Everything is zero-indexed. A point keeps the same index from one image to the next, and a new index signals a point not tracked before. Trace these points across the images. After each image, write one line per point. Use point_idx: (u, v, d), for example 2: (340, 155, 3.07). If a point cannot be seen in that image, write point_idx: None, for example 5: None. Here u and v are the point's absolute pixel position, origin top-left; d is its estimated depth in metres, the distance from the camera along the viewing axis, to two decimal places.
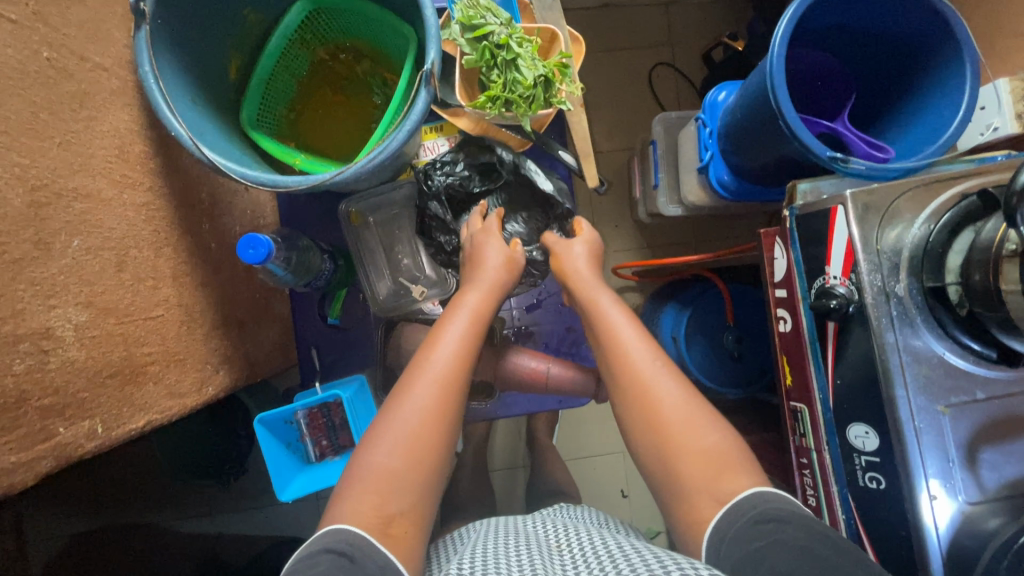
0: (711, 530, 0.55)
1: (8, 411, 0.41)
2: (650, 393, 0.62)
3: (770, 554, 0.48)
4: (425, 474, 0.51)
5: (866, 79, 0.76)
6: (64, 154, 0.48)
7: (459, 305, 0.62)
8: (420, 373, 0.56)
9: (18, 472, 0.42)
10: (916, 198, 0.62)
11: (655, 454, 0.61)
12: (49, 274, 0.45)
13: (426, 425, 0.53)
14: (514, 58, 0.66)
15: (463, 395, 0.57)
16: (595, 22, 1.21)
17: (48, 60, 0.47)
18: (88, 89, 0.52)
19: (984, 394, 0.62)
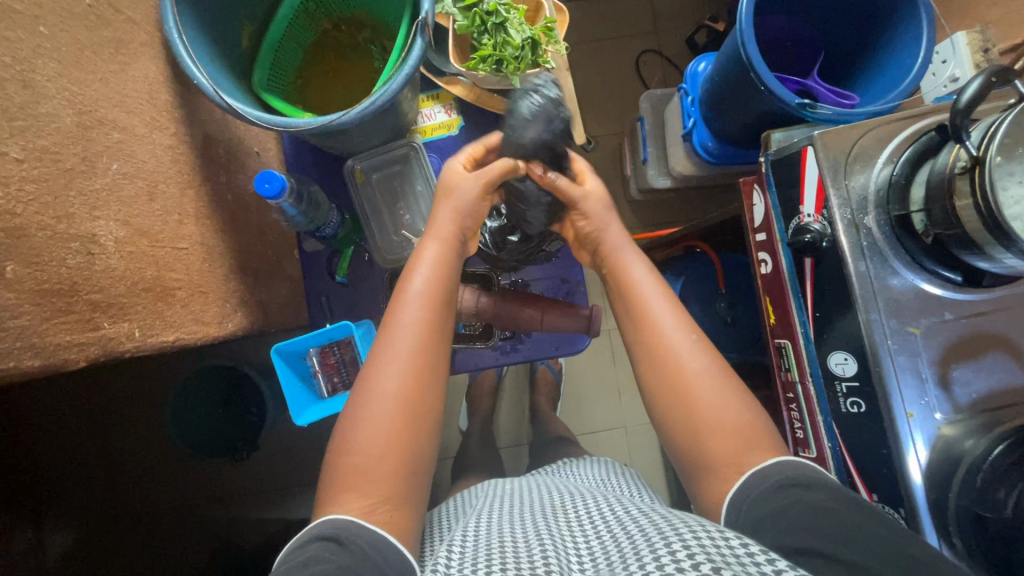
0: (733, 494, 0.56)
1: (61, 293, 0.39)
2: (679, 369, 0.62)
3: (790, 513, 0.50)
4: (403, 462, 0.56)
5: (834, 40, 0.83)
6: (106, 90, 0.46)
7: (417, 268, 0.64)
8: (395, 338, 0.60)
9: (71, 349, 0.40)
10: (878, 136, 0.68)
11: (672, 406, 0.62)
12: (94, 188, 0.43)
13: (397, 410, 0.57)
14: (502, 21, 0.69)
15: (434, 378, 0.60)
16: (587, 19, 1.44)
17: (89, 7, 0.45)
18: (123, 38, 0.49)
19: (952, 314, 0.66)
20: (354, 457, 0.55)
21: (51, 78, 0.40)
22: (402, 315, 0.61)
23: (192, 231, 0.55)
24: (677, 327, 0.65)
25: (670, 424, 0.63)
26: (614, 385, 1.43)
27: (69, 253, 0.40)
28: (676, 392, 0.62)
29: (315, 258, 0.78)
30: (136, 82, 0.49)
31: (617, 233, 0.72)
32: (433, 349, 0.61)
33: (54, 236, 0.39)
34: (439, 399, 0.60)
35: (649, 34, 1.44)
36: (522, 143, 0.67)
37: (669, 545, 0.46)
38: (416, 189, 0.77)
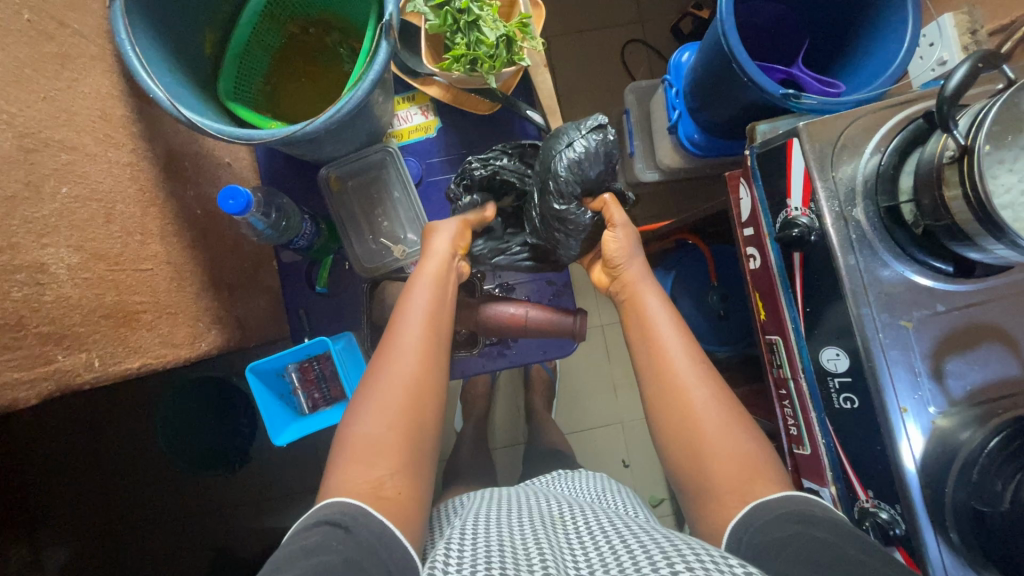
0: (735, 524, 0.56)
1: (8, 332, 0.38)
2: (683, 396, 0.64)
3: (793, 544, 0.49)
4: (409, 446, 0.56)
5: (819, 26, 0.81)
6: (51, 109, 0.44)
7: (418, 273, 0.66)
8: (400, 330, 0.62)
9: (23, 388, 0.39)
10: (865, 125, 0.66)
11: (677, 430, 0.63)
12: (41, 215, 0.41)
13: (405, 395, 0.58)
14: (475, 20, 0.66)
15: (438, 370, 0.61)
16: (569, 10, 1.41)
17: (29, 23, 0.43)
18: (69, 53, 0.46)
19: (944, 306, 0.64)
20: (363, 440, 0.55)
21: None
22: (407, 309, 0.63)
23: (157, 251, 0.53)
24: (687, 351, 0.67)
25: (674, 446, 0.64)
26: (609, 381, 1.42)
27: (14, 286, 0.38)
28: (683, 422, 0.63)
29: (293, 269, 0.76)
30: (86, 98, 0.47)
31: (637, 268, 0.74)
32: (434, 361, 0.61)
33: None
34: (441, 392, 0.61)
35: (633, 24, 1.42)
36: (590, 178, 0.68)
37: (670, 564, 0.45)
38: (394, 195, 0.75)
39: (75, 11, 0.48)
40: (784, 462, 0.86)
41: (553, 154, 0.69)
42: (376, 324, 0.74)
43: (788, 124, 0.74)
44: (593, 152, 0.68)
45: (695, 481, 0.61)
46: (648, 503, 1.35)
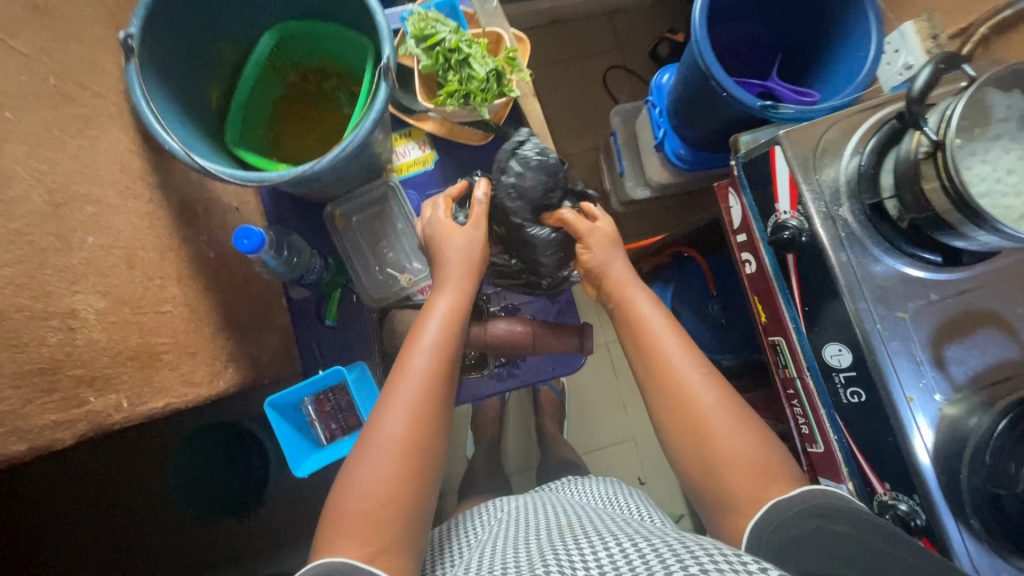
0: (753, 525, 0.56)
1: (43, 375, 0.40)
2: (696, 401, 0.64)
3: (811, 537, 0.50)
4: (402, 512, 0.54)
5: (790, 41, 0.86)
6: (77, 166, 0.46)
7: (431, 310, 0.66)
8: (402, 383, 0.60)
9: (59, 430, 0.42)
10: (841, 128, 0.69)
11: (687, 435, 0.64)
12: (70, 264, 0.43)
13: (401, 455, 0.56)
14: (465, 58, 0.71)
15: (436, 429, 0.59)
16: (552, 44, 1.48)
17: (55, 87, 0.46)
18: (90, 113, 0.49)
19: (938, 295, 0.66)
20: (355, 503, 0.53)
21: (20, 159, 0.41)
22: (412, 358, 0.62)
23: (175, 293, 0.54)
24: (686, 357, 0.68)
25: (687, 451, 0.64)
26: (619, 398, 1.42)
27: (48, 331, 0.41)
28: (694, 426, 0.64)
29: (302, 306, 0.78)
30: (107, 153, 0.50)
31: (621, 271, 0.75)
32: (432, 416, 0.60)
33: (32, 316, 0.40)
34: (437, 453, 0.59)
35: (613, 52, 1.48)
36: (532, 195, 0.73)
37: (683, 567, 0.45)
38: (397, 227, 0.76)
39: (94, 74, 0.51)
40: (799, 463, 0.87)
41: (500, 185, 0.76)
42: (387, 353, 0.75)
43: (768, 134, 0.78)
44: (526, 172, 0.73)
45: (711, 485, 0.62)
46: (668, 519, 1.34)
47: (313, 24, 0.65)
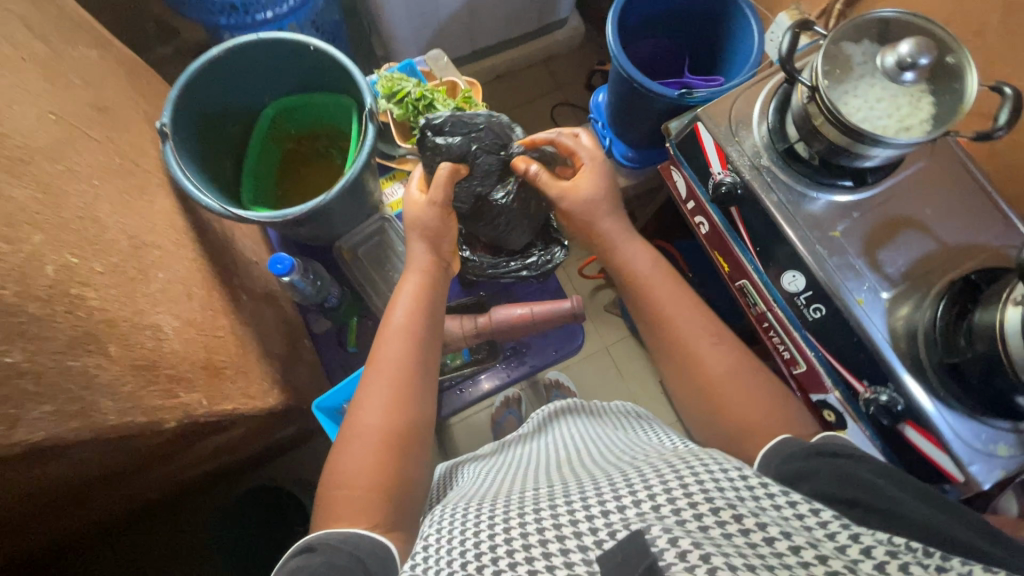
0: (764, 452, 0.58)
1: (149, 370, 0.51)
2: (674, 327, 0.71)
3: (821, 476, 0.52)
4: (385, 491, 0.59)
5: (693, 45, 1.04)
6: (144, 221, 0.58)
7: (399, 293, 0.73)
8: (376, 370, 0.66)
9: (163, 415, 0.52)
10: (747, 99, 0.84)
11: (681, 362, 0.70)
12: (151, 292, 0.54)
13: (379, 440, 0.61)
14: (431, 102, 0.86)
15: (412, 410, 0.65)
16: (500, 95, 1.69)
17: (119, 165, 0.59)
18: (143, 184, 0.62)
19: (859, 212, 0.78)
20: (341, 488, 0.58)
21: (109, 215, 0.53)
22: (383, 343, 0.68)
23: (224, 323, 0.65)
24: (681, 306, 0.72)
25: (681, 383, 0.70)
26: (627, 394, 1.50)
27: (146, 338, 0.51)
28: (680, 351, 0.70)
29: (325, 336, 0.89)
30: (160, 213, 0.62)
31: (617, 231, 0.78)
32: (406, 398, 0.65)
33: (133, 325, 0.50)
34: (418, 434, 0.64)
35: (555, 92, 1.69)
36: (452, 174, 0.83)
37: (681, 481, 0.42)
38: (398, 251, 0.86)
39: (141, 156, 0.64)
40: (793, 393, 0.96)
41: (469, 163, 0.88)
42: None
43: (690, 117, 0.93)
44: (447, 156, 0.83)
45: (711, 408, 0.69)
46: None
47: (303, 97, 0.80)
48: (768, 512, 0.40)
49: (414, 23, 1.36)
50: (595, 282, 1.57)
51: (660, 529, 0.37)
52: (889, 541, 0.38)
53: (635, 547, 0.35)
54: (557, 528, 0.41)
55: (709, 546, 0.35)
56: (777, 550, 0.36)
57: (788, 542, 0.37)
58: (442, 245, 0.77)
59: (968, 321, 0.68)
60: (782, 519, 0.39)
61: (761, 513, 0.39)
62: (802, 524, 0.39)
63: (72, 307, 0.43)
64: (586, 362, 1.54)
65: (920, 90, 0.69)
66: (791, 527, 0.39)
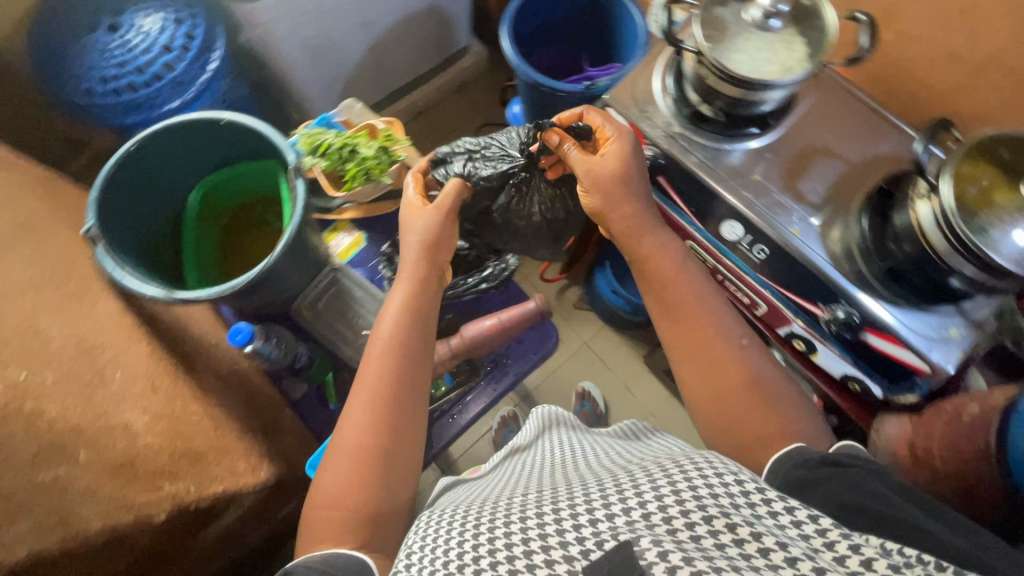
0: (774, 459, 0.59)
1: (123, 467, 0.59)
2: (673, 272, 0.74)
3: (831, 483, 0.51)
4: (366, 507, 0.61)
5: (587, 40, 1.10)
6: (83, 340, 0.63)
7: (388, 304, 0.74)
8: (361, 384, 0.68)
9: (148, 505, 0.60)
10: (646, 76, 0.90)
11: (689, 323, 0.71)
12: (111, 396, 0.61)
13: (360, 457, 0.63)
14: (355, 146, 0.87)
15: (396, 425, 0.66)
16: (423, 132, 1.74)
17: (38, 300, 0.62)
18: (71, 309, 0.64)
19: (772, 153, 0.84)
20: (325, 509, 0.61)
21: (57, 340, 0.61)
22: (369, 359, 0.69)
23: (197, 410, 0.67)
24: (672, 259, 0.76)
25: (676, 342, 0.71)
26: (618, 382, 1.53)
27: (116, 438, 0.59)
28: (685, 308, 0.72)
29: (304, 401, 0.88)
30: (99, 328, 0.65)
31: (641, 211, 0.78)
32: (390, 411, 0.66)
33: (99, 425, 0.59)
34: (403, 452, 0.65)
35: (475, 116, 1.76)
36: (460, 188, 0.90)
37: (670, 482, 0.45)
38: (359, 297, 0.86)
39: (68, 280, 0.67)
40: (765, 334, 1.03)
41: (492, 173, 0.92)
42: None
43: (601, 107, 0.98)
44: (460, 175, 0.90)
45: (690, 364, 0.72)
46: None
47: (230, 170, 0.81)
48: (764, 522, 0.41)
49: (322, 81, 1.39)
50: (561, 283, 1.61)
51: (648, 539, 0.39)
52: (888, 551, 0.40)
53: (621, 558, 0.38)
54: (544, 535, 0.43)
55: (699, 560, 0.37)
56: (771, 561, 0.38)
57: (784, 554, 0.38)
58: (438, 252, 0.78)
59: (891, 227, 0.74)
60: (777, 527, 0.41)
61: (757, 522, 0.41)
62: (799, 533, 0.41)
63: (28, 421, 0.55)
64: (573, 362, 1.56)
65: (791, 35, 0.76)
66: (788, 537, 0.40)
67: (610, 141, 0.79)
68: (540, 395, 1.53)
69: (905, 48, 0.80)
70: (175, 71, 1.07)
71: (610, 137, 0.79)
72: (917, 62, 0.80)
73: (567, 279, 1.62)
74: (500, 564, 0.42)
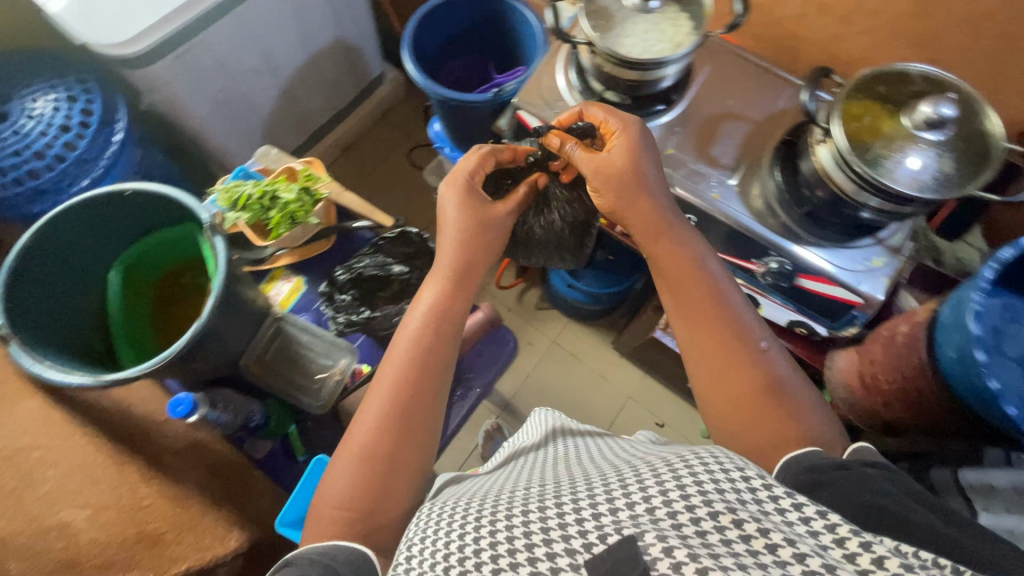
0: (786, 460, 0.55)
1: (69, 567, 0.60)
2: (674, 227, 0.72)
3: (845, 483, 0.48)
4: (370, 503, 0.60)
5: (491, 48, 1.12)
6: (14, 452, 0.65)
7: (419, 301, 0.72)
8: (381, 377, 0.67)
9: None
10: (549, 74, 0.92)
11: (702, 275, 0.69)
12: (49, 497, 0.63)
13: (369, 453, 0.62)
14: (275, 193, 0.86)
15: (408, 422, 0.64)
16: (354, 165, 1.73)
17: None
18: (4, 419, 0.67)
19: (681, 125, 0.87)
20: (330, 504, 0.60)
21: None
22: (394, 353, 0.68)
23: (150, 491, 0.67)
24: (673, 214, 0.74)
25: (676, 292, 0.69)
26: (593, 372, 1.54)
27: (53, 540, 0.61)
28: (683, 264, 0.70)
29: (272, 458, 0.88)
30: (33, 432, 0.67)
31: (654, 178, 0.74)
32: (402, 412, 0.64)
33: (35, 532, 0.61)
34: (417, 449, 0.64)
35: (404, 140, 1.76)
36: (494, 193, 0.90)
37: (675, 478, 0.43)
38: (305, 342, 0.84)
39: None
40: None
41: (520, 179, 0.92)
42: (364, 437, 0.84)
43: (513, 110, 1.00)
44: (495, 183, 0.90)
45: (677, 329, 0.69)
46: (704, 437, 1.46)
47: (148, 242, 0.78)
48: (770, 518, 0.39)
49: (239, 134, 1.37)
50: (519, 287, 1.62)
51: (653, 534, 0.38)
52: (900, 552, 0.36)
53: (623, 553, 0.37)
54: (545, 527, 0.42)
55: (705, 556, 0.36)
56: (779, 558, 0.35)
57: (792, 551, 0.36)
58: (485, 234, 0.76)
59: (800, 175, 0.78)
60: (784, 525, 0.38)
61: (764, 518, 0.39)
62: (807, 532, 0.38)
63: None
64: (546, 362, 1.56)
65: (674, 12, 0.79)
66: (795, 534, 0.37)
67: (616, 135, 0.75)
68: (520, 401, 1.52)
69: (780, 8, 0.85)
70: (77, 150, 1.03)
71: (615, 131, 0.75)
72: (793, 19, 0.85)
73: (524, 281, 1.63)
74: (502, 555, 0.41)
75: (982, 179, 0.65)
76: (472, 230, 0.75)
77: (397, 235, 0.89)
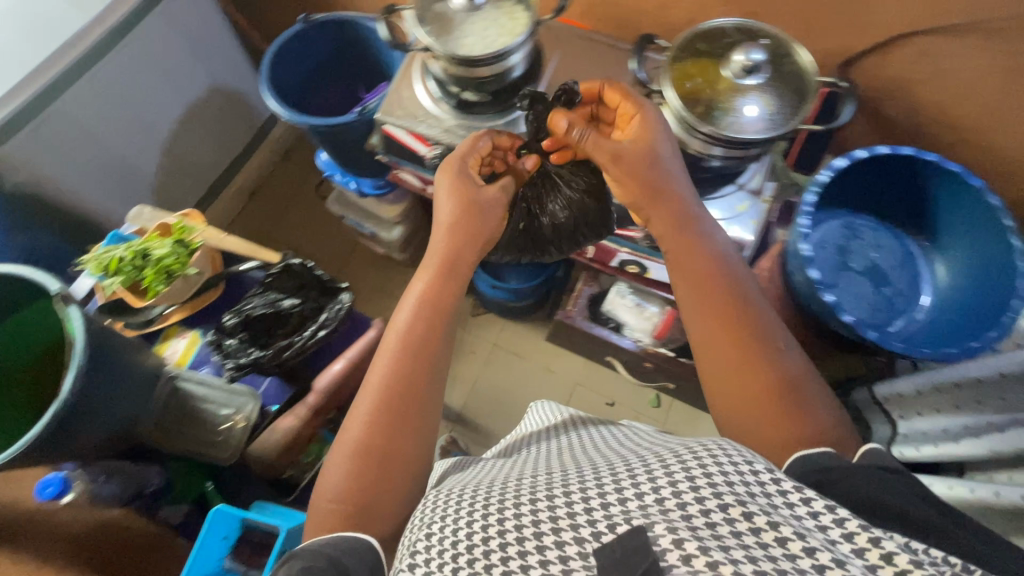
0: (794, 458, 0.49)
1: None
2: (677, 186, 0.66)
3: (861, 484, 0.44)
4: (361, 507, 0.55)
5: (358, 70, 1.12)
6: None
7: (408, 292, 0.65)
8: (375, 365, 0.61)
9: None
10: (408, 86, 0.93)
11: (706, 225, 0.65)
12: None
13: (363, 450, 0.57)
14: (145, 251, 0.84)
15: (405, 421, 0.58)
16: (262, 208, 1.69)
17: None
18: None
19: None
20: (326, 498, 0.56)
21: None
22: (387, 342, 0.62)
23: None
24: (676, 171, 0.68)
25: (680, 242, 0.64)
26: (537, 366, 1.55)
27: None
28: (691, 220, 0.65)
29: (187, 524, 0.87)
30: None
31: (664, 147, 0.67)
32: (399, 410, 0.58)
33: None
34: (414, 446, 0.59)
35: (310, 174, 1.73)
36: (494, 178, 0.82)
37: (683, 464, 0.40)
38: (203, 397, 0.83)
39: None
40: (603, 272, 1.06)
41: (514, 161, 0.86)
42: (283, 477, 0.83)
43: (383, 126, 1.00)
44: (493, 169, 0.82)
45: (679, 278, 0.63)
46: (653, 406, 1.49)
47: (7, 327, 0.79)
48: (779, 510, 0.36)
49: (126, 199, 1.32)
50: None
51: (661, 526, 0.36)
52: (909, 549, 0.34)
53: (633, 546, 0.35)
54: (553, 516, 0.40)
55: (714, 550, 0.34)
56: (789, 551, 0.33)
57: (802, 544, 0.34)
58: (474, 218, 0.69)
59: None
60: (793, 518, 0.36)
61: (772, 509, 0.36)
62: (816, 526, 0.36)
63: None
64: (490, 366, 1.56)
65: (509, 7, 0.81)
66: (804, 528, 0.35)
67: (632, 120, 0.69)
68: (471, 411, 1.52)
69: None
70: None
71: (631, 115, 0.69)
72: None
73: None
74: (511, 545, 0.39)
75: (803, 113, 0.69)
76: (466, 214, 0.69)
77: (281, 269, 0.88)
